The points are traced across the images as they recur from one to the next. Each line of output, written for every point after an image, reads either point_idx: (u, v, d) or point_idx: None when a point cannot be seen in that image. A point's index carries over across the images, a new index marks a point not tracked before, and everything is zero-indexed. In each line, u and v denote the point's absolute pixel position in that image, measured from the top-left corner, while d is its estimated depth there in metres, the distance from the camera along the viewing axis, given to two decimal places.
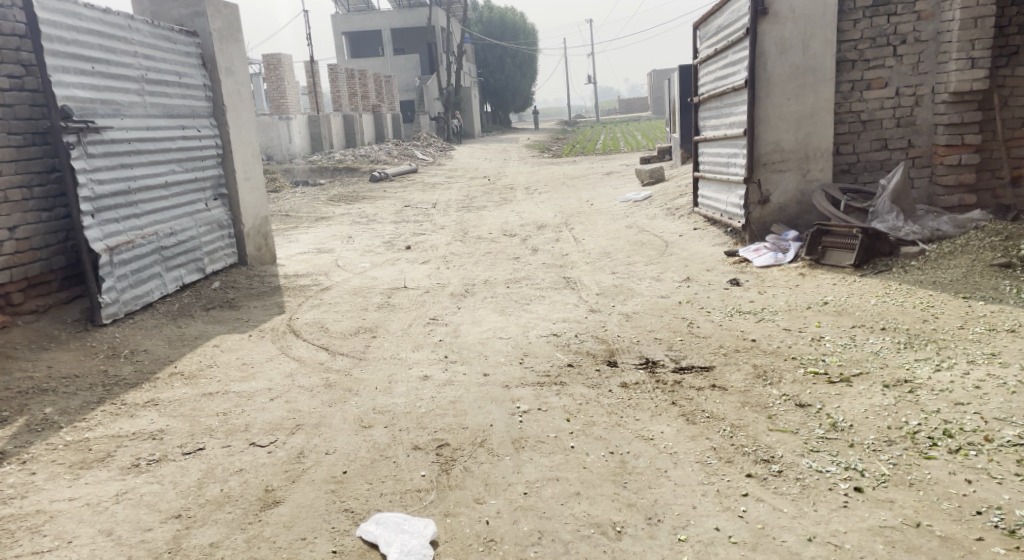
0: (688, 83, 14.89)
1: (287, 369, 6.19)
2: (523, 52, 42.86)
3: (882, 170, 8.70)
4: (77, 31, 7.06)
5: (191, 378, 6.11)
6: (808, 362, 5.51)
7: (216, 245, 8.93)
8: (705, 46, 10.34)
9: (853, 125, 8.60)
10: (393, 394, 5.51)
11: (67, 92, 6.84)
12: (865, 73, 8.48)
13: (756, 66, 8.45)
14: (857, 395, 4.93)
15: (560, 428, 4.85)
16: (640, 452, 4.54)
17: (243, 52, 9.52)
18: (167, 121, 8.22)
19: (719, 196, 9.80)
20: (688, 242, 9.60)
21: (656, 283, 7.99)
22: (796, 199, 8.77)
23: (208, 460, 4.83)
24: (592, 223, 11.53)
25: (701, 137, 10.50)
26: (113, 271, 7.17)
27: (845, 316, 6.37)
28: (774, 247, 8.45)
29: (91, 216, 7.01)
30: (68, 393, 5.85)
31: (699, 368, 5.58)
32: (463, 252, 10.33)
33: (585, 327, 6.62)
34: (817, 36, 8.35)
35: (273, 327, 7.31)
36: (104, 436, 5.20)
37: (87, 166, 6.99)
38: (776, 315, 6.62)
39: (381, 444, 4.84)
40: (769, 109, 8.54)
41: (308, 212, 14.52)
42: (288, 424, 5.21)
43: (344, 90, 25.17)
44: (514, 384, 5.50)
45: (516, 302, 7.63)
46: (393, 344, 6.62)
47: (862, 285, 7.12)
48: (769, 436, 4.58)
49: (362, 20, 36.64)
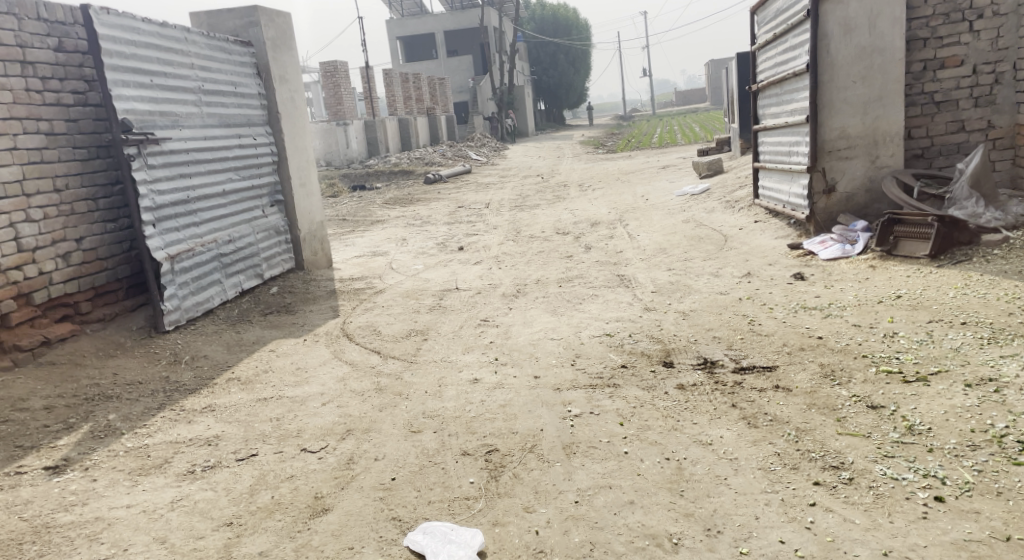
0: (746, 72, 14.51)
1: (340, 374, 6.11)
2: (576, 49, 42.61)
3: (959, 153, 8.30)
4: (136, 45, 7.12)
5: (247, 383, 6.09)
6: (880, 360, 5.19)
7: (273, 251, 8.95)
8: (763, 32, 9.99)
9: (926, 107, 8.21)
10: (443, 398, 5.38)
11: (128, 106, 6.90)
12: (938, 51, 8.08)
13: (818, 49, 8.06)
14: (935, 396, 4.60)
15: (613, 432, 4.64)
16: (698, 458, 4.31)
17: (296, 59, 9.54)
18: (224, 131, 8.26)
19: (781, 186, 9.44)
20: (749, 236, 9.26)
21: (716, 279, 7.71)
22: (864, 187, 8.37)
23: (260, 467, 4.76)
24: (647, 219, 11.25)
25: (760, 126, 10.15)
26: (174, 279, 7.22)
27: (920, 310, 6.01)
28: (841, 239, 8.08)
29: (152, 225, 7.06)
30: (130, 399, 5.87)
31: (761, 368, 5.31)
32: (516, 251, 10.18)
33: (641, 327, 6.39)
34: (883, 15, 7.94)
35: (326, 331, 7.27)
36: (163, 442, 5.19)
37: (148, 177, 7.04)
38: (844, 310, 6.28)
39: (430, 450, 4.71)
40: (833, 93, 8.14)
41: (363, 216, 14.57)
42: (340, 429, 5.12)
43: (399, 94, 25.29)
44: (565, 386, 5.32)
45: (569, 301, 7.44)
46: (444, 347, 6.50)
47: (939, 276, 6.72)
48: (839, 441, 4.30)
49: (416, 24, 36.80)
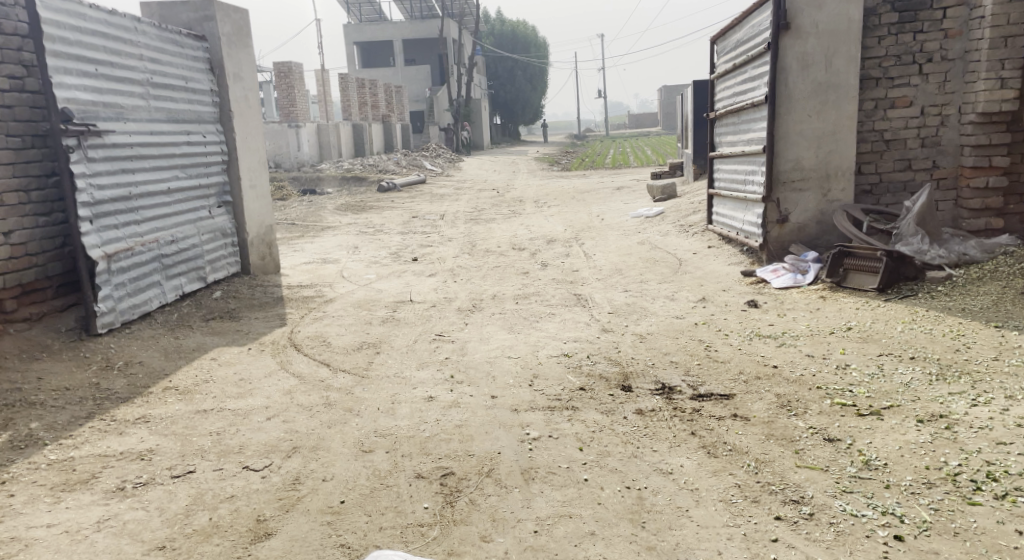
0: (703, 98, 14.72)
1: (286, 386, 5.92)
2: (534, 66, 42.89)
3: (906, 191, 8.43)
4: (82, 32, 6.86)
5: (186, 393, 5.85)
6: (834, 393, 5.21)
7: (218, 254, 8.68)
8: (722, 61, 10.11)
9: (876, 144, 8.34)
10: (396, 416, 5.23)
11: (69, 94, 6.62)
12: (890, 91, 8.23)
13: (776, 82, 8.20)
14: (889, 431, 4.64)
15: (572, 458, 4.56)
16: (658, 488, 4.25)
17: (252, 59, 9.32)
18: (172, 126, 8.00)
19: (735, 214, 9.54)
20: (702, 261, 9.32)
21: (671, 302, 7.72)
22: (816, 219, 8.49)
23: (197, 485, 4.55)
24: (603, 238, 11.26)
25: (716, 153, 10.25)
26: (110, 279, 6.93)
27: (871, 343, 6.08)
28: (793, 268, 8.17)
29: (89, 221, 6.77)
30: (57, 406, 5.59)
31: (719, 396, 5.29)
32: (471, 265, 10.08)
33: (598, 348, 6.34)
34: (840, 52, 8.10)
35: (273, 340, 7.05)
36: (90, 455, 4.93)
37: (87, 170, 6.76)
38: (798, 340, 6.33)
39: (382, 471, 4.56)
40: (789, 126, 8.28)
41: (314, 221, 14.31)
42: (285, 446, 4.94)
43: (355, 99, 24.99)
44: (523, 408, 5.23)
45: (525, 319, 7.35)
46: (397, 362, 6.35)
47: (888, 310, 6.83)
48: (798, 474, 4.29)
49: (374, 30, 36.49)
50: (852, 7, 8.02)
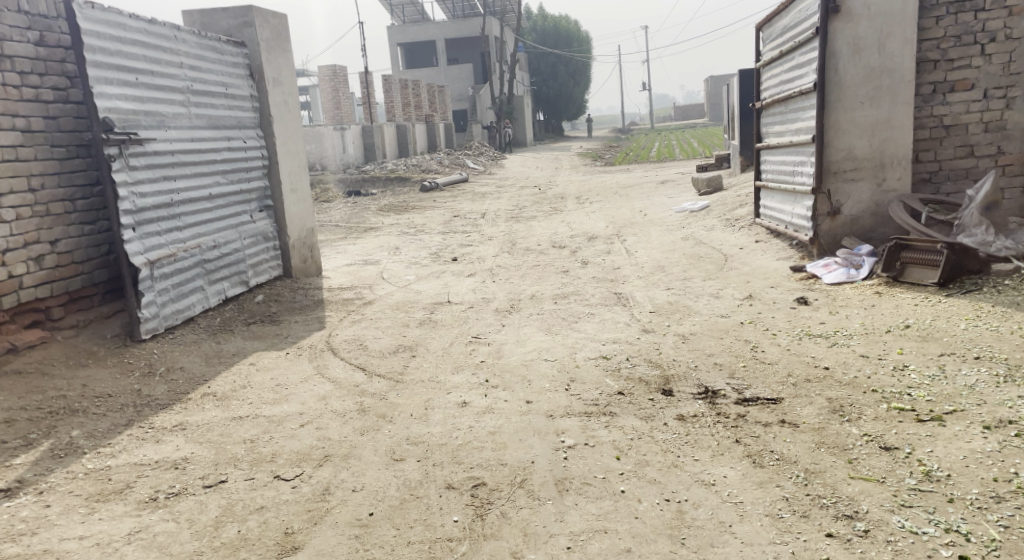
0: (749, 88, 14.34)
1: (321, 392, 5.81)
2: (577, 61, 42.57)
3: (968, 179, 8.03)
4: (122, 42, 6.84)
5: (223, 400, 5.77)
6: (891, 396, 4.90)
7: (260, 258, 8.64)
8: (768, 48, 9.76)
9: (934, 130, 7.94)
10: (429, 423, 5.08)
11: (109, 104, 6.60)
12: (948, 74, 7.83)
13: (827, 68, 7.84)
14: (952, 438, 4.33)
15: (609, 467, 4.36)
16: (700, 501, 4.02)
17: (291, 62, 9.27)
18: (213, 132, 7.97)
19: (783, 207, 9.20)
20: (750, 256, 9.00)
21: (717, 300, 7.44)
22: (870, 210, 8.11)
23: (228, 496, 4.46)
24: (646, 235, 10.99)
25: (763, 145, 9.90)
26: (153, 285, 6.91)
27: (930, 342, 5.74)
28: (845, 262, 7.82)
29: (132, 229, 6.75)
30: (97, 414, 5.56)
31: (766, 400, 5.02)
32: (510, 264, 9.90)
33: (638, 350, 6.11)
34: (894, 35, 7.72)
35: (310, 344, 6.96)
36: (126, 464, 4.87)
37: (129, 178, 6.75)
38: (851, 339, 6.01)
39: (414, 481, 4.41)
40: (841, 114, 7.91)
41: (356, 223, 14.27)
42: (317, 454, 4.82)
43: (398, 100, 25.00)
44: (559, 414, 5.03)
45: (564, 320, 7.14)
46: (432, 366, 6.19)
47: (948, 306, 6.46)
48: (851, 486, 4.02)
49: (417, 30, 36.52)
50: None
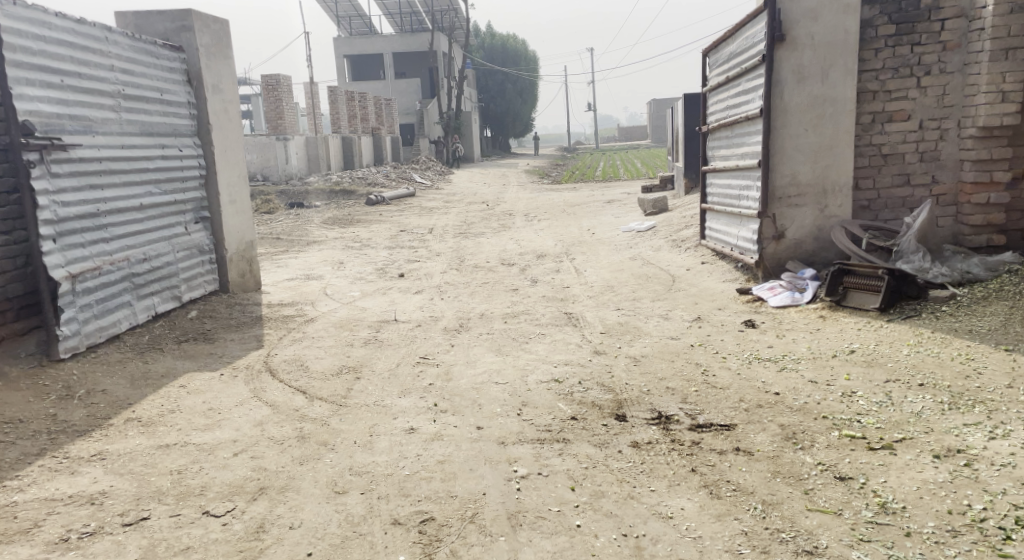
0: (696, 111, 14.49)
1: (257, 417, 5.54)
2: (523, 79, 42.76)
3: (905, 207, 8.15)
4: (46, 41, 6.51)
5: (148, 426, 5.47)
6: (841, 423, 4.88)
7: (195, 272, 8.31)
8: (714, 73, 9.84)
9: (874, 158, 8.05)
10: (373, 451, 4.88)
11: (29, 107, 6.27)
12: (887, 104, 7.96)
13: (771, 95, 7.93)
14: (904, 468, 4.32)
15: (563, 499, 4.23)
16: (658, 536, 3.93)
17: (232, 70, 8.97)
18: (145, 139, 7.65)
19: (729, 229, 9.25)
20: (696, 277, 9.01)
21: (665, 322, 7.39)
22: (813, 235, 8.19)
23: (150, 535, 4.20)
24: (594, 253, 10.94)
25: (709, 167, 9.96)
26: (74, 301, 6.56)
27: (876, 368, 5.76)
28: (790, 286, 7.86)
29: (52, 240, 6.40)
30: (7, 442, 5.20)
31: (719, 426, 4.95)
32: (458, 281, 9.73)
33: (590, 373, 5.99)
34: (836, 64, 7.83)
35: (247, 364, 6.68)
36: (36, 499, 4.55)
37: (50, 186, 6.41)
38: (800, 364, 6.00)
39: (355, 517, 4.21)
40: (785, 140, 8.00)
41: (299, 235, 13.93)
42: (250, 487, 4.58)
43: (343, 111, 24.66)
44: (510, 441, 4.88)
45: (514, 340, 7.00)
46: (378, 388, 5.97)
47: (891, 332, 6.51)
48: (809, 519, 3.98)
49: (363, 43, 36.21)
50: (849, 19, 7.75)
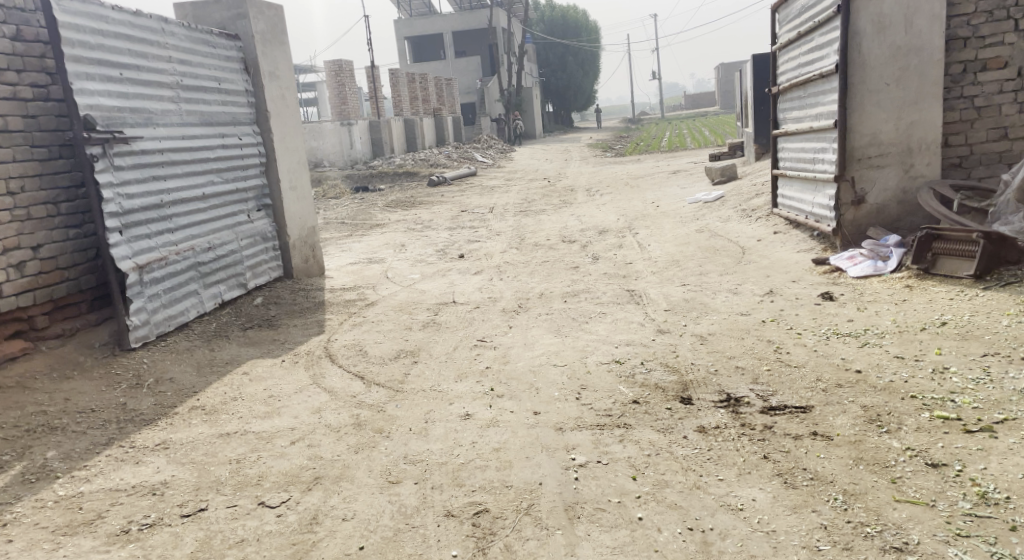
0: (763, 74, 13.86)
1: (315, 404, 5.43)
2: (585, 51, 42.08)
3: (1002, 163, 7.58)
4: (104, 35, 6.46)
5: (211, 414, 5.41)
6: (933, 404, 4.47)
7: (259, 258, 8.28)
8: (784, 30, 9.30)
9: (965, 112, 7.48)
10: (429, 439, 4.70)
11: (91, 101, 6.23)
12: (980, 51, 7.37)
13: (848, 49, 7.37)
14: (1007, 453, 3.91)
15: (624, 489, 3.98)
16: (728, 530, 3.65)
17: (288, 55, 8.87)
18: (205, 129, 7.60)
19: (803, 196, 8.74)
20: (768, 248, 8.56)
21: (735, 296, 7.01)
22: (897, 198, 7.66)
23: (206, 527, 4.11)
24: (659, 227, 10.54)
25: (780, 131, 9.45)
26: (143, 291, 6.55)
27: (971, 341, 5.29)
28: (872, 254, 7.35)
29: (118, 232, 6.39)
30: (76, 432, 5.20)
31: (794, 408, 4.60)
32: (518, 260, 9.49)
33: (654, 353, 5.69)
34: (921, 11, 7.25)
35: (307, 350, 6.59)
36: (100, 490, 4.52)
37: (115, 179, 6.39)
38: (884, 338, 5.58)
39: (409, 508, 4.04)
40: (865, 97, 7.45)
41: (362, 219, 13.89)
42: (306, 477, 4.45)
43: (405, 93, 24.61)
44: (569, 427, 4.63)
45: (574, 320, 6.73)
46: (435, 373, 5.80)
47: (987, 300, 6.00)
48: (898, 512, 3.63)
49: (424, 24, 36.12)
50: None
